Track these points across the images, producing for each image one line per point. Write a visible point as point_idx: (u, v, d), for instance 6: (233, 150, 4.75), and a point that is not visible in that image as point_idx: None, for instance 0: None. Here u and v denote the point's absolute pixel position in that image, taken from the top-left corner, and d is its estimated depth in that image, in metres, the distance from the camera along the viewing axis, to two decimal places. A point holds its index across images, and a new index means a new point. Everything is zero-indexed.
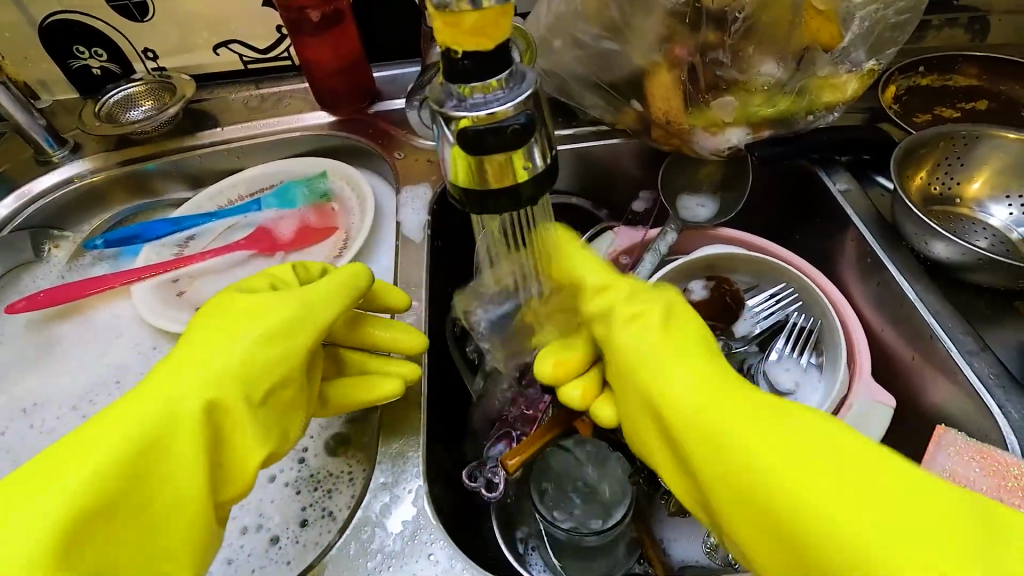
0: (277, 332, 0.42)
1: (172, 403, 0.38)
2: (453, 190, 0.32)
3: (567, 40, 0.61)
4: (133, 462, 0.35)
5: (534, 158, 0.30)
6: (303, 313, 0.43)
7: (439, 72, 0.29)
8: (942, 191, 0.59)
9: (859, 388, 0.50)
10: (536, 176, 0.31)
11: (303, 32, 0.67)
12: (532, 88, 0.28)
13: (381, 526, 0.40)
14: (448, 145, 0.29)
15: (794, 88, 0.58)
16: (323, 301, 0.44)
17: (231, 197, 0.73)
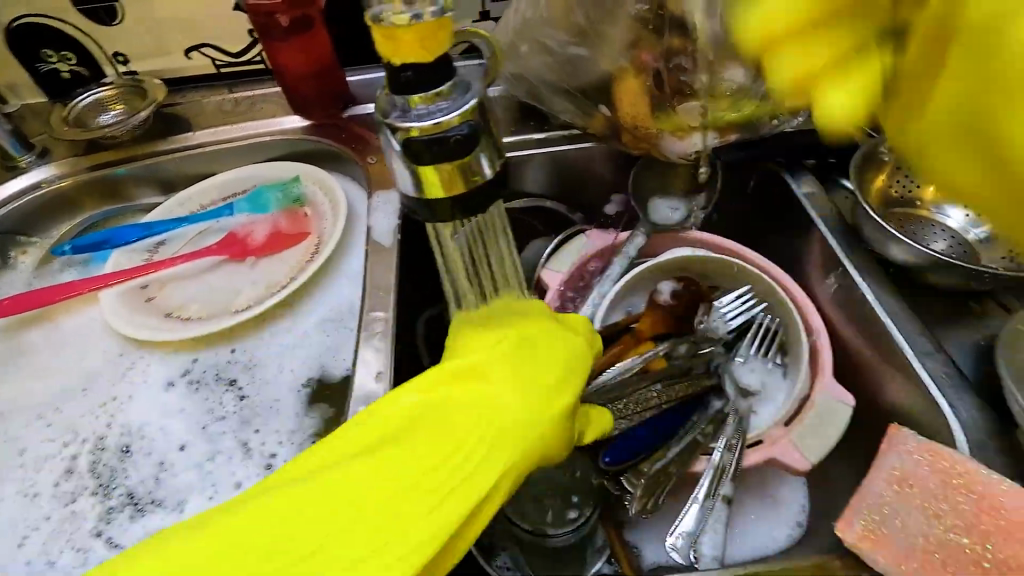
0: (503, 429, 0.40)
1: (366, 478, 0.37)
2: (404, 199, 0.33)
3: (536, 46, 0.62)
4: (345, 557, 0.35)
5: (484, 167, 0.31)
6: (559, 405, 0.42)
7: (384, 83, 0.29)
8: (903, 194, 0.60)
9: (821, 387, 0.51)
10: (487, 183, 0.32)
11: (275, 36, 0.67)
12: (476, 98, 0.29)
13: None
14: (398, 156, 0.29)
15: (759, 93, 0.56)
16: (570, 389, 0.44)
17: (204, 202, 0.73)
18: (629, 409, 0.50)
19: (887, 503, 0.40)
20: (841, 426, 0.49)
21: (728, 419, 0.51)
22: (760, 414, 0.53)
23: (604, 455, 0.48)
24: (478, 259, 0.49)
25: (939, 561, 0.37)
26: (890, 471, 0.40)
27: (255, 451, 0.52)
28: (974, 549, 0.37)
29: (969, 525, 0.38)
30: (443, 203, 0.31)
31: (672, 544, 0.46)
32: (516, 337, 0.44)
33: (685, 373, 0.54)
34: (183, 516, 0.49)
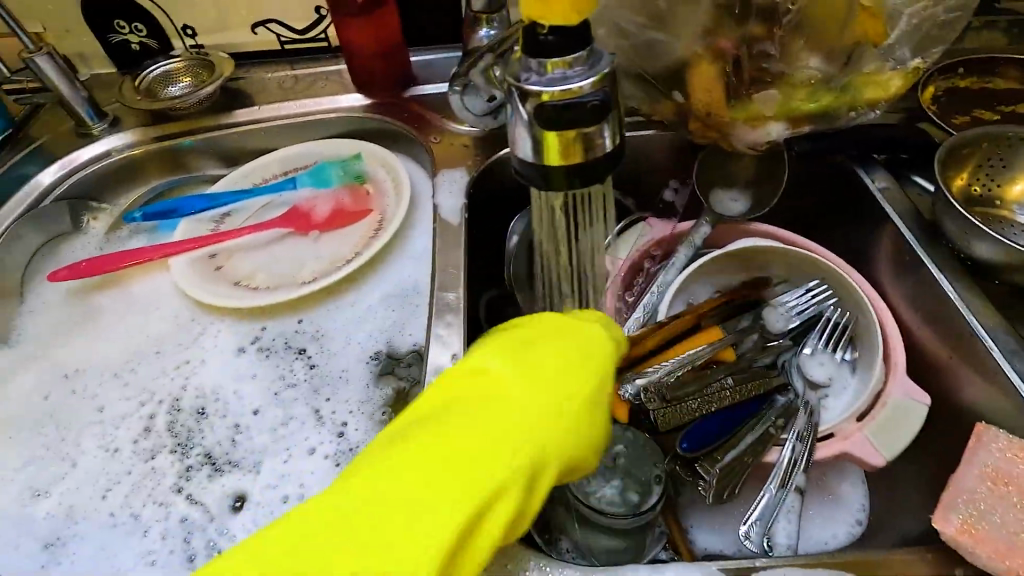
0: (515, 424, 0.37)
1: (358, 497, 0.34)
2: (517, 164, 0.34)
3: (612, 29, 0.61)
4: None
5: (607, 139, 0.32)
6: (585, 416, 0.40)
7: (519, 48, 0.31)
8: (983, 192, 0.58)
9: (896, 383, 0.50)
10: (607, 154, 0.33)
11: (347, 13, 0.67)
12: (608, 69, 0.31)
13: None
14: (529, 121, 0.31)
15: (839, 84, 0.57)
16: (596, 398, 0.41)
17: (266, 176, 0.74)
18: (700, 406, 0.50)
19: (980, 498, 0.38)
20: (917, 423, 0.48)
21: (799, 411, 0.51)
22: (830, 408, 0.53)
23: (682, 442, 0.49)
24: (575, 224, 0.50)
25: None
26: (981, 467, 0.39)
27: (327, 419, 0.53)
28: None
29: None
30: (561, 170, 0.32)
31: (745, 533, 0.46)
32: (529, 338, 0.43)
33: (750, 365, 0.54)
34: (258, 478, 0.50)
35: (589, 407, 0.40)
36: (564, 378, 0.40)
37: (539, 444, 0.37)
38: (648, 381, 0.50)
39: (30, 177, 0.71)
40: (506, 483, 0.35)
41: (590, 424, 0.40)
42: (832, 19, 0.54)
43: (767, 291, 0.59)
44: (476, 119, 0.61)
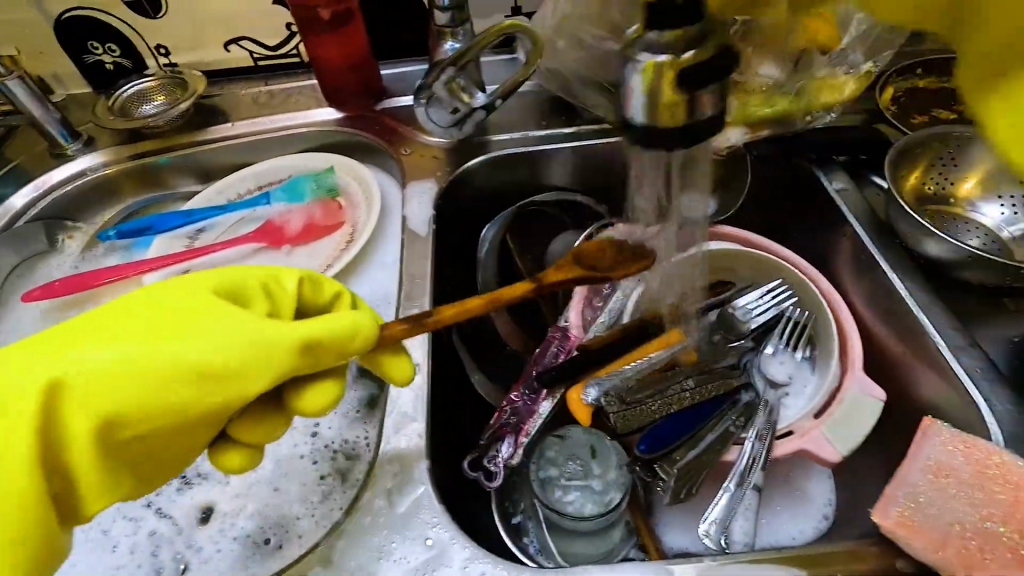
0: (219, 320, 0.37)
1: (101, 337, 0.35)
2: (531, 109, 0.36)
3: (572, 40, 0.62)
4: (33, 405, 0.32)
5: (710, 105, 0.34)
6: (194, 337, 0.36)
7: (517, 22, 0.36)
8: (937, 191, 0.59)
9: (851, 379, 0.51)
10: (705, 121, 0.34)
11: (316, 30, 0.69)
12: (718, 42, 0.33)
13: (372, 512, 0.42)
14: (642, 78, 0.33)
15: (792, 90, 0.60)
16: (208, 319, 0.37)
17: (241, 191, 0.75)
18: (660, 407, 0.51)
19: (923, 490, 0.39)
20: (872, 419, 0.49)
21: (759, 410, 0.52)
22: (790, 405, 0.54)
23: (638, 443, 0.50)
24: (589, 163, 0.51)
25: (975, 548, 0.36)
26: (928, 460, 0.40)
27: (299, 426, 0.53)
28: (1010, 538, 0.36)
29: (1005, 513, 0.36)
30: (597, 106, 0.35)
31: (704, 532, 0.47)
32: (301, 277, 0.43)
33: (708, 366, 0.55)
34: (226, 487, 0.50)
35: (235, 331, 0.37)
36: (180, 306, 0.37)
37: (241, 346, 0.36)
38: (609, 385, 0.52)
39: (6, 199, 0.72)
40: (61, 388, 0.33)
41: (220, 335, 0.36)
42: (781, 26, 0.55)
43: (722, 297, 0.60)
44: (442, 131, 0.62)
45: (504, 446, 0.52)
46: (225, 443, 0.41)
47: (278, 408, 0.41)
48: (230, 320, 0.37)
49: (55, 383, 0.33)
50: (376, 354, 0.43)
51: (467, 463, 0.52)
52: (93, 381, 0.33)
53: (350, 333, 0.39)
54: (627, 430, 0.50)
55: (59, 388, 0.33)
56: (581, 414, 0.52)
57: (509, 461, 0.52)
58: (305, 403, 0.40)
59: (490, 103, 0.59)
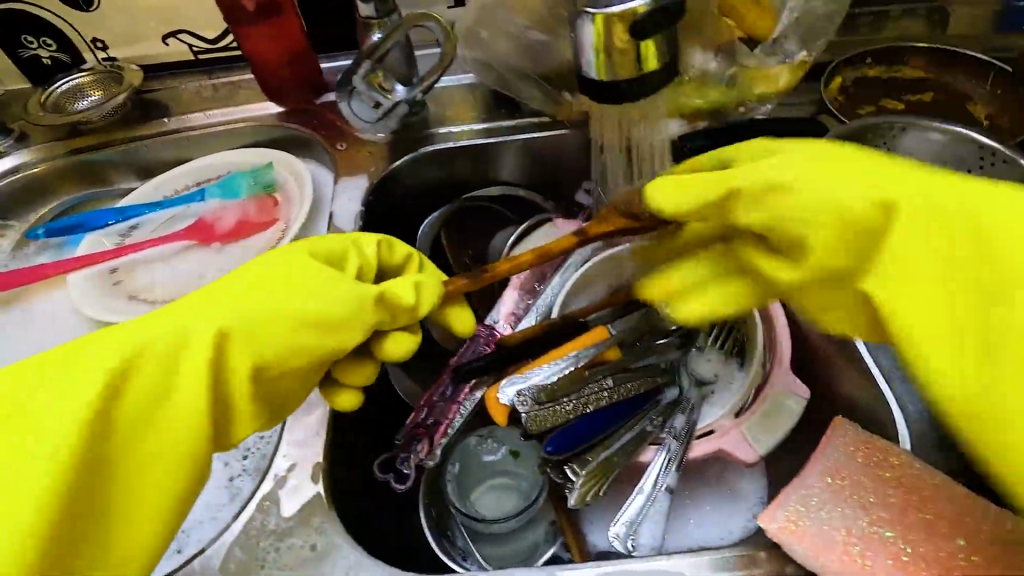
0: (324, 280, 0.40)
1: (222, 300, 0.39)
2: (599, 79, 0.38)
3: (500, 31, 0.60)
4: (147, 367, 0.36)
5: (657, 54, 0.36)
6: (310, 299, 0.39)
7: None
8: None
9: (776, 378, 0.51)
10: (656, 70, 0.37)
11: (243, 22, 0.67)
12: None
13: (261, 516, 0.41)
14: (592, 29, 0.35)
15: (725, 79, 0.58)
16: (321, 281, 0.40)
17: (178, 187, 0.74)
18: (576, 407, 0.50)
19: (818, 493, 0.37)
20: (792, 419, 0.48)
21: (679, 411, 0.51)
22: (713, 401, 0.52)
23: (546, 443, 0.49)
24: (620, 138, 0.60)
25: (858, 554, 0.34)
26: (827, 462, 0.38)
27: None
28: (897, 544, 0.34)
29: (894, 517, 0.35)
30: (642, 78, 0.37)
31: (616, 534, 0.46)
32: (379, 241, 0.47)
33: (631, 364, 0.53)
34: None
35: (338, 296, 0.40)
36: (288, 268, 0.41)
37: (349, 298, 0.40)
38: (525, 384, 0.51)
39: None
40: (218, 340, 0.37)
41: (328, 291, 0.40)
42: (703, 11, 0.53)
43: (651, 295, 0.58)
44: (368, 126, 0.60)
45: (420, 447, 0.51)
46: (332, 387, 0.44)
47: (370, 357, 0.44)
48: (343, 284, 0.41)
49: (220, 335, 0.37)
50: (443, 307, 0.47)
51: (377, 465, 0.50)
52: (245, 336, 0.37)
53: (417, 292, 0.43)
54: (538, 428, 0.49)
55: (218, 338, 0.36)
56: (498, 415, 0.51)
57: (424, 461, 0.51)
58: (389, 351, 0.43)
59: (411, 97, 0.58)
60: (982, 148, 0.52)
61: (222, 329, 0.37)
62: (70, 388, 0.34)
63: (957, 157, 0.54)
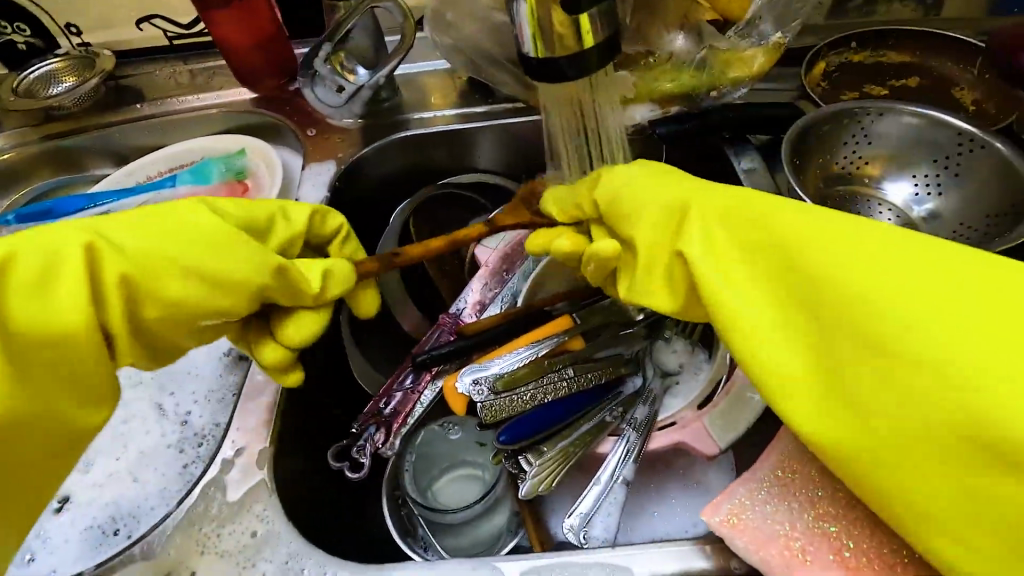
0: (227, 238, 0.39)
1: (112, 225, 0.38)
2: (535, 55, 0.35)
3: (466, 13, 0.59)
4: (25, 268, 0.34)
5: (596, 28, 0.34)
6: (215, 254, 0.39)
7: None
8: (847, 169, 0.55)
9: (739, 369, 0.49)
10: (596, 46, 0.34)
11: (212, 7, 0.66)
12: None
13: (203, 502, 0.40)
14: (526, 7, 0.33)
15: (695, 62, 0.57)
16: (223, 237, 0.39)
17: (150, 174, 0.73)
18: (533, 397, 0.49)
19: (765, 486, 0.36)
20: (757, 411, 0.47)
21: (640, 401, 0.50)
22: (676, 392, 0.51)
23: (500, 433, 0.47)
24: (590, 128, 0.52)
25: (799, 548, 0.33)
26: (777, 454, 0.37)
27: (169, 413, 0.52)
28: (839, 538, 0.33)
29: (841, 511, 0.34)
30: (590, 53, 0.34)
31: (570, 526, 0.45)
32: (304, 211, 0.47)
33: (594, 354, 0.52)
34: (85, 475, 0.49)
35: (248, 258, 0.39)
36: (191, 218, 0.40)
37: (249, 258, 0.39)
38: (484, 372, 0.50)
39: None
40: (98, 250, 0.36)
41: (232, 250, 0.39)
42: None
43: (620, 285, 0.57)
44: (335, 112, 0.60)
45: (376, 435, 0.50)
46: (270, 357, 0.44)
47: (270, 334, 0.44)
48: (248, 246, 0.40)
49: (92, 251, 0.36)
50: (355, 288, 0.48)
51: (331, 452, 0.48)
52: (156, 272, 0.37)
53: (324, 278, 0.43)
54: (493, 417, 0.48)
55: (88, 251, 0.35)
56: (456, 404, 0.50)
57: (381, 449, 0.50)
58: (289, 334, 0.43)
59: (374, 81, 0.58)
60: (960, 134, 0.51)
61: (90, 245, 0.36)
62: None
63: (934, 142, 0.52)
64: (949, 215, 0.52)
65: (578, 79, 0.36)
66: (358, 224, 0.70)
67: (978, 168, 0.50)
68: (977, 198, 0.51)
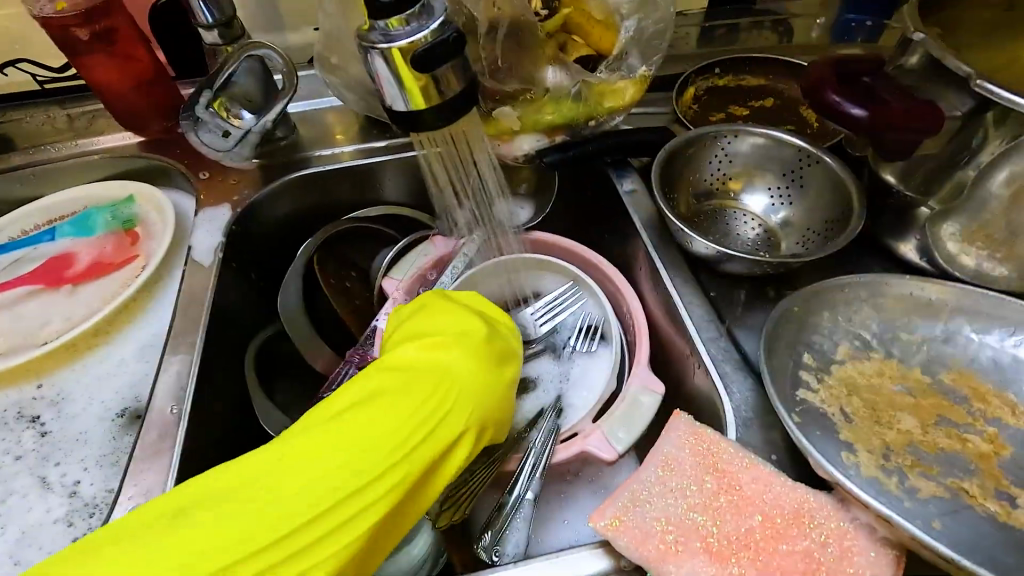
0: (399, 457, 0.40)
1: (380, 422, 0.40)
2: (402, 108, 0.37)
3: (347, 56, 0.60)
4: (285, 470, 0.37)
5: (454, 79, 0.36)
6: (451, 400, 0.43)
7: (369, 28, 0.34)
8: (713, 187, 0.62)
9: (635, 378, 0.52)
10: (455, 95, 0.37)
11: (78, 53, 0.62)
12: (442, 18, 0.34)
13: None
14: (387, 64, 0.34)
15: (573, 93, 0.59)
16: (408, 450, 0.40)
17: (27, 227, 0.69)
18: None
19: (647, 486, 0.39)
20: (647, 417, 0.50)
21: (545, 416, 0.53)
22: (573, 402, 0.55)
23: None
24: (457, 158, 0.54)
25: (671, 540, 0.36)
26: (659, 456, 0.40)
27: (55, 484, 0.51)
28: (705, 526, 0.36)
29: (705, 502, 0.37)
30: (444, 104, 0.37)
31: (485, 547, 0.46)
32: (489, 347, 0.47)
33: None
34: None
35: (502, 348, 0.49)
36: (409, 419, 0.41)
37: (442, 420, 0.42)
38: None
39: None
40: (309, 471, 0.37)
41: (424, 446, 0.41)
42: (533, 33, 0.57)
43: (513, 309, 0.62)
44: (220, 154, 0.59)
45: None
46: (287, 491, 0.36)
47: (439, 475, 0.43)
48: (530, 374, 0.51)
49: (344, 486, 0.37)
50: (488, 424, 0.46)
51: None
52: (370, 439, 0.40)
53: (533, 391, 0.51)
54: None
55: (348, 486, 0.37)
56: None
57: None
58: None
59: (262, 125, 0.59)
60: (800, 152, 0.58)
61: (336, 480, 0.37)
62: (305, 468, 0.37)
63: (781, 159, 0.59)
64: (797, 222, 0.59)
65: (446, 124, 0.38)
66: (264, 264, 0.69)
67: (817, 180, 0.58)
68: (819, 206, 0.58)
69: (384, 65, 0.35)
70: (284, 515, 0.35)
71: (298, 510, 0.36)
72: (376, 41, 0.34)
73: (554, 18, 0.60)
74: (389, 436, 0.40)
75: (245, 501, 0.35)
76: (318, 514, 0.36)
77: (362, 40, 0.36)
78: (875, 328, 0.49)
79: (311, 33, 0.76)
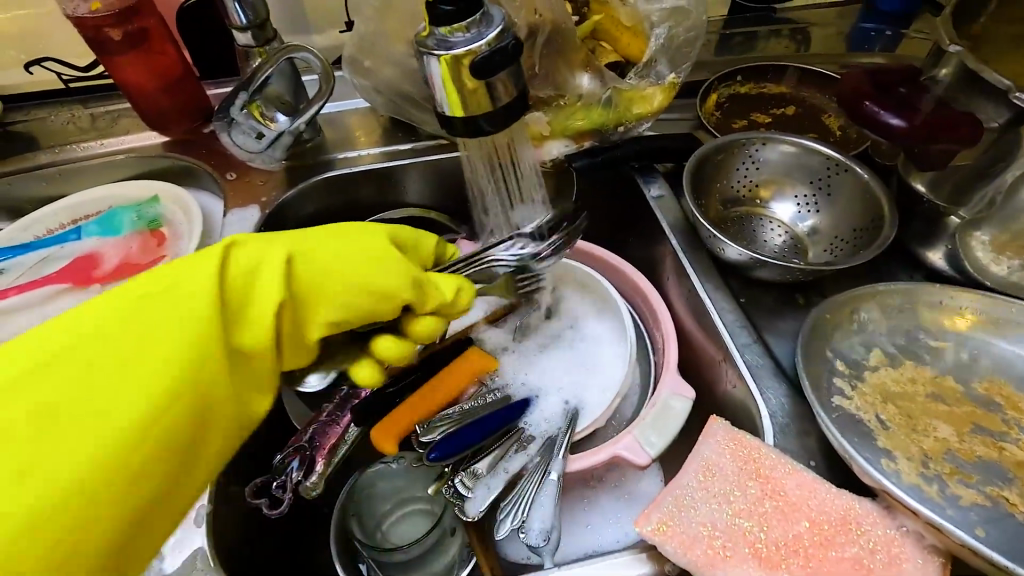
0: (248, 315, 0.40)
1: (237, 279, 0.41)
2: (448, 113, 0.37)
3: (381, 60, 0.61)
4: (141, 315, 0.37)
5: (506, 87, 0.36)
6: (330, 264, 0.44)
7: (426, 35, 0.35)
8: (740, 194, 0.63)
9: (664, 382, 0.52)
10: (507, 102, 0.37)
11: (108, 53, 0.62)
12: (500, 26, 0.35)
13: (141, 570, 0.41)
14: (441, 68, 0.34)
15: (603, 100, 0.60)
16: (260, 304, 0.41)
17: (52, 226, 0.68)
18: (463, 414, 0.53)
19: (691, 490, 0.39)
20: (680, 418, 0.50)
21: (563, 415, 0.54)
22: (586, 397, 0.56)
23: (430, 451, 0.49)
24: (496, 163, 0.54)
25: (720, 546, 0.36)
26: (700, 462, 0.40)
27: None
28: (751, 531, 0.37)
29: (751, 508, 0.38)
30: (494, 112, 0.37)
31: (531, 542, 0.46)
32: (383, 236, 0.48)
33: (511, 379, 0.58)
34: None
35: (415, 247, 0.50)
36: (268, 276, 0.42)
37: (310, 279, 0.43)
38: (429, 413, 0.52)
39: None
40: (155, 319, 0.37)
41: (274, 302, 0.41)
42: (566, 38, 0.58)
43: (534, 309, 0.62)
44: (252, 155, 0.59)
45: (295, 469, 0.49)
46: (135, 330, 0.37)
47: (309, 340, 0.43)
48: (398, 260, 0.46)
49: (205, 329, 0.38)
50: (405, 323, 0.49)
51: (248, 489, 0.48)
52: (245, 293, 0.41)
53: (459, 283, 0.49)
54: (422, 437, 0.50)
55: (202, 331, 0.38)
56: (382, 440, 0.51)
57: (302, 486, 0.49)
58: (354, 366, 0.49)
59: (294, 127, 0.59)
60: (828, 159, 0.58)
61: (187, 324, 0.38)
62: (152, 314, 0.38)
63: (809, 167, 0.60)
64: (826, 230, 0.60)
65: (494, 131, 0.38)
66: None
67: (844, 189, 0.58)
68: (848, 214, 0.58)
69: (437, 71, 0.35)
70: (118, 359, 0.36)
71: (125, 352, 0.36)
72: (434, 47, 0.35)
73: (585, 24, 0.61)
74: (245, 290, 0.41)
75: (117, 340, 0.36)
76: (159, 355, 0.36)
77: (418, 46, 0.37)
78: (906, 337, 0.50)
79: (339, 35, 0.76)
